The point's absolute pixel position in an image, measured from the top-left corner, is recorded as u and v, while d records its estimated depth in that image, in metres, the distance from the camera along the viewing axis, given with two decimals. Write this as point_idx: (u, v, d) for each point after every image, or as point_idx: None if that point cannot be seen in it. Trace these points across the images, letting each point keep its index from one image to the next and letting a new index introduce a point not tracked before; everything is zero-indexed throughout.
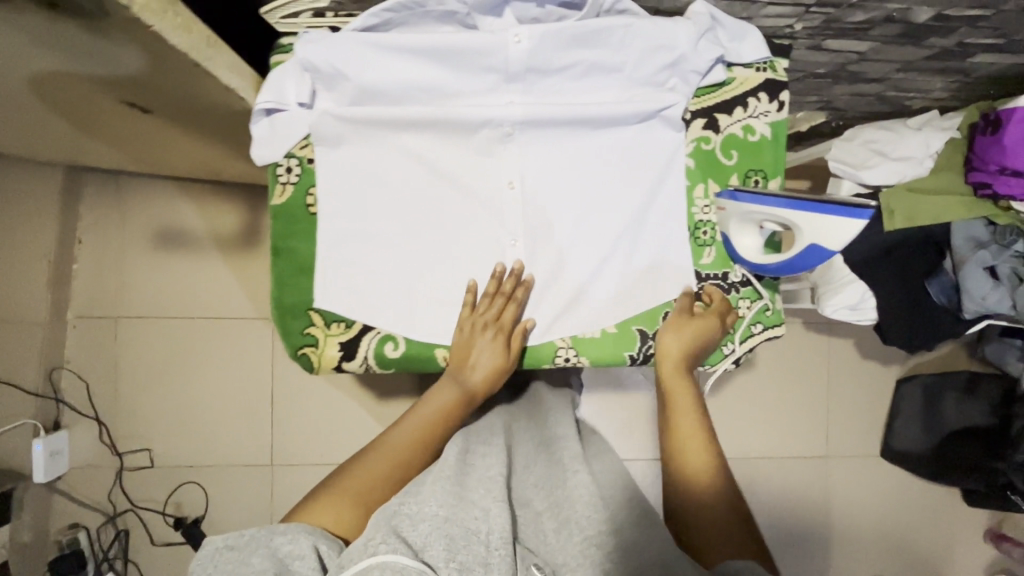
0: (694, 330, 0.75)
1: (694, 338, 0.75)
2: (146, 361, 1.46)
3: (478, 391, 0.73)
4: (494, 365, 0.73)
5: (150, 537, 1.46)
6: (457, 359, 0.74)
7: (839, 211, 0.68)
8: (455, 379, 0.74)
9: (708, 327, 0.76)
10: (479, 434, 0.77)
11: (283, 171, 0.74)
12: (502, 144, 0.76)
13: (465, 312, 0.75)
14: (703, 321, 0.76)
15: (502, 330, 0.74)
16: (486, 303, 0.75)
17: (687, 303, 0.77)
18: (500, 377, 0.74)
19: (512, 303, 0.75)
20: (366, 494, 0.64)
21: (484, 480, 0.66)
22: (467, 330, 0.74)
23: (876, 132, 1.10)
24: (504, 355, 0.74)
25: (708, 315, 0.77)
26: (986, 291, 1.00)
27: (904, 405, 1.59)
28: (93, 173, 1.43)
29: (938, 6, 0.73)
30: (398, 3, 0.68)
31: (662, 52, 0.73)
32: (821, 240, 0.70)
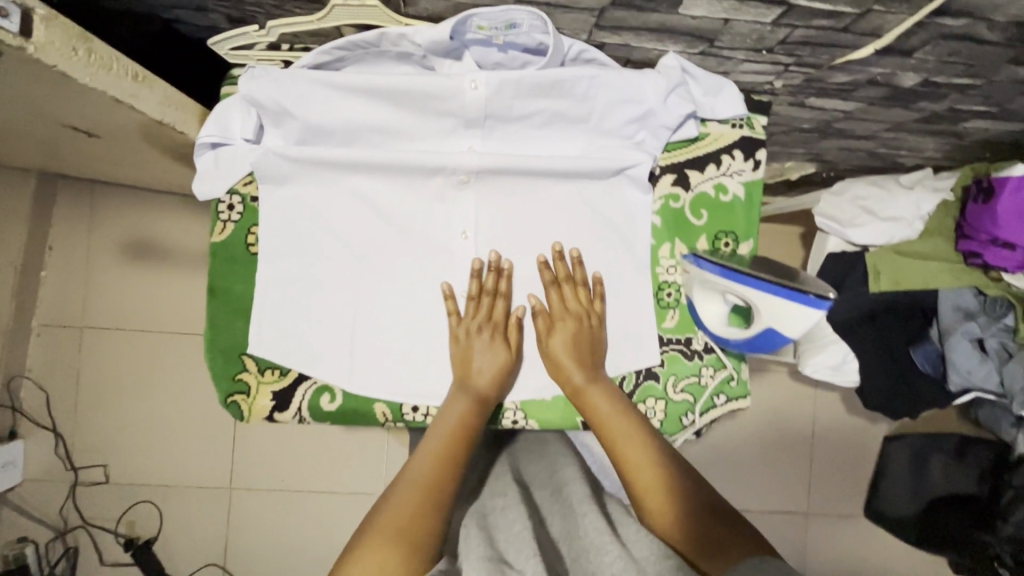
0: (564, 339, 0.70)
1: (576, 347, 0.70)
2: (109, 374, 1.43)
3: (490, 391, 0.69)
4: (499, 365, 0.69)
5: (100, 555, 1.42)
6: (459, 369, 0.69)
7: (806, 301, 0.63)
8: (461, 387, 0.68)
9: (575, 327, 0.70)
10: (490, 499, 0.69)
11: (224, 209, 0.71)
12: (457, 190, 0.72)
13: (452, 320, 0.71)
14: (565, 328, 0.70)
15: (497, 328, 0.71)
16: (472, 307, 0.71)
17: (546, 323, 0.71)
18: (507, 375, 0.70)
19: (500, 299, 0.71)
20: (410, 535, 0.57)
21: (513, 540, 0.59)
22: (462, 339, 0.70)
23: (867, 187, 1.05)
24: (506, 351, 0.70)
25: (563, 323, 0.70)
26: (972, 365, 0.95)
27: (892, 463, 1.54)
28: (69, 180, 1.40)
29: (924, 73, 0.69)
30: (349, 42, 0.64)
31: (630, 105, 0.69)
32: (778, 325, 0.66)
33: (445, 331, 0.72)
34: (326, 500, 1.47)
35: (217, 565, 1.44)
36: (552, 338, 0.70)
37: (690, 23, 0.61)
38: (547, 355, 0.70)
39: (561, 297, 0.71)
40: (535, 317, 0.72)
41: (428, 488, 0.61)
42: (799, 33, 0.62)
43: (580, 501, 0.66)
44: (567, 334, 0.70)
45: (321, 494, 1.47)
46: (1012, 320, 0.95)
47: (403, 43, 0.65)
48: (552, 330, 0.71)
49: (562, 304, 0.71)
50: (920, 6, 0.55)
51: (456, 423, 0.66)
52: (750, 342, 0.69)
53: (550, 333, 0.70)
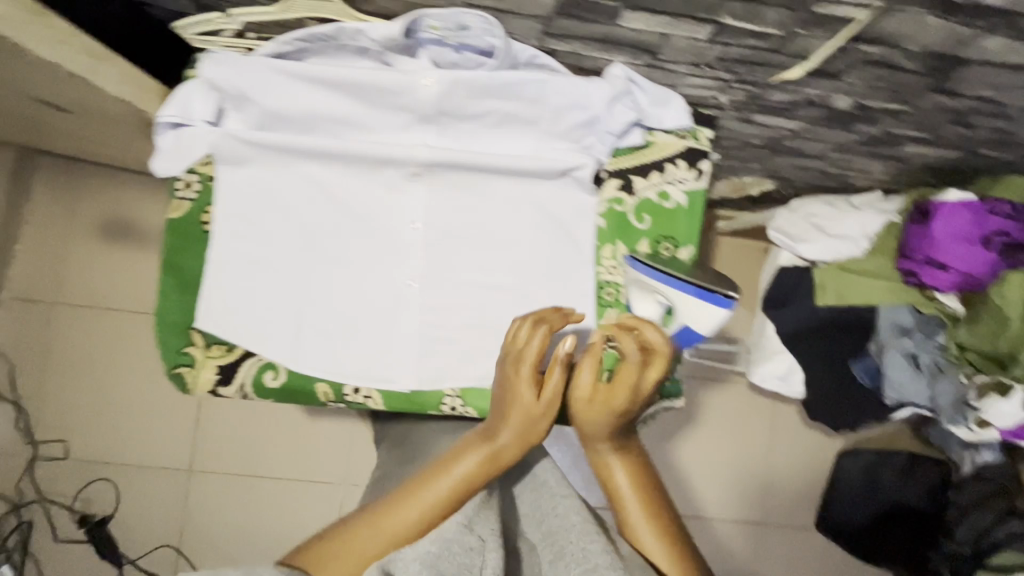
0: (608, 415, 0.59)
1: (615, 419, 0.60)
2: (75, 350, 1.43)
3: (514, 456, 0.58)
4: (525, 409, 0.58)
5: (53, 532, 1.42)
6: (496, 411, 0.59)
7: (714, 298, 0.68)
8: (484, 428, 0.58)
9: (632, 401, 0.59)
10: None
11: (182, 186, 0.74)
12: (409, 183, 0.75)
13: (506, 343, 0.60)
14: (623, 399, 0.58)
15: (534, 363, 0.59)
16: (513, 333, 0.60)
17: (593, 384, 0.59)
18: (534, 421, 0.58)
19: (541, 331, 0.60)
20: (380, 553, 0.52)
21: None
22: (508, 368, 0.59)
23: (819, 206, 1.11)
24: (533, 395, 0.58)
25: (619, 394, 0.59)
26: (905, 379, 0.98)
27: (844, 478, 1.56)
28: (49, 157, 1.42)
29: (855, 96, 0.73)
30: (309, 35, 0.67)
31: (577, 110, 0.73)
32: (693, 322, 0.70)
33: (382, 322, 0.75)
34: (284, 487, 1.48)
35: (171, 547, 1.44)
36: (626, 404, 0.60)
37: (632, 35, 0.65)
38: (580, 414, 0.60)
39: (629, 368, 0.58)
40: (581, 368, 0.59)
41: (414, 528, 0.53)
42: (733, 51, 0.65)
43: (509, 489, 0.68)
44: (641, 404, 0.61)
45: (281, 482, 1.48)
46: (943, 337, 0.97)
47: (360, 38, 0.68)
48: (606, 400, 0.59)
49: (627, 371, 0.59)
50: (838, 32, 0.58)
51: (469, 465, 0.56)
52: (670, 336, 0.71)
53: (595, 399, 0.59)
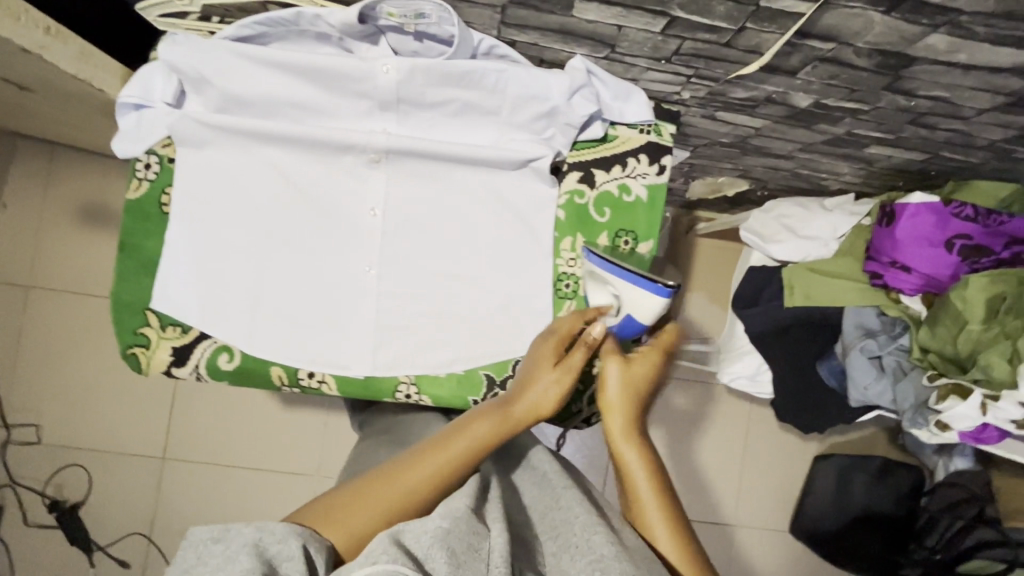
0: (632, 377, 0.63)
1: (638, 384, 0.63)
2: (51, 335, 1.43)
3: (526, 421, 0.59)
4: (546, 387, 0.61)
5: (24, 517, 1.41)
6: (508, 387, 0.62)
7: (660, 289, 0.66)
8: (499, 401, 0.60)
9: (654, 370, 0.64)
10: None
11: (141, 167, 0.74)
12: (369, 170, 0.76)
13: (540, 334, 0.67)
14: (645, 364, 0.64)
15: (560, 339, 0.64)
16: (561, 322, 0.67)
17: (614, 347, 0.65)
18: (556, 398, 0.61)
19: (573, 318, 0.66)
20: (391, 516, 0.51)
21: None
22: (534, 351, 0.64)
23: (792, 207, 1.10)
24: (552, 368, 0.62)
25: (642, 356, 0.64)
26: (869, 381, 0.98)
27: (818, 484, 1.56)
28: (29, 141, 1.42)
29: (814, 94, 0.73)
30: (268, 19, 0.68)
31: (537, 101, 0.73)
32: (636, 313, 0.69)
33: (339, 306, 0.76)
34: (257, 477, 1.48)
35: (142, 535, 1.44)
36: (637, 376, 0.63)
37: (588, 26, 0.65)
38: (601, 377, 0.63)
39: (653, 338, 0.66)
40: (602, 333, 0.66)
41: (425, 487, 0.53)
42: (689, 45, 0.65)
43: None
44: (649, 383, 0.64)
45: (254, 471, 1.48)
46: (908, 340, 0.97)
47: (319, 24, 0.68)
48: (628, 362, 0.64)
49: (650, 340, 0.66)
50: (787, 27, 0.58)
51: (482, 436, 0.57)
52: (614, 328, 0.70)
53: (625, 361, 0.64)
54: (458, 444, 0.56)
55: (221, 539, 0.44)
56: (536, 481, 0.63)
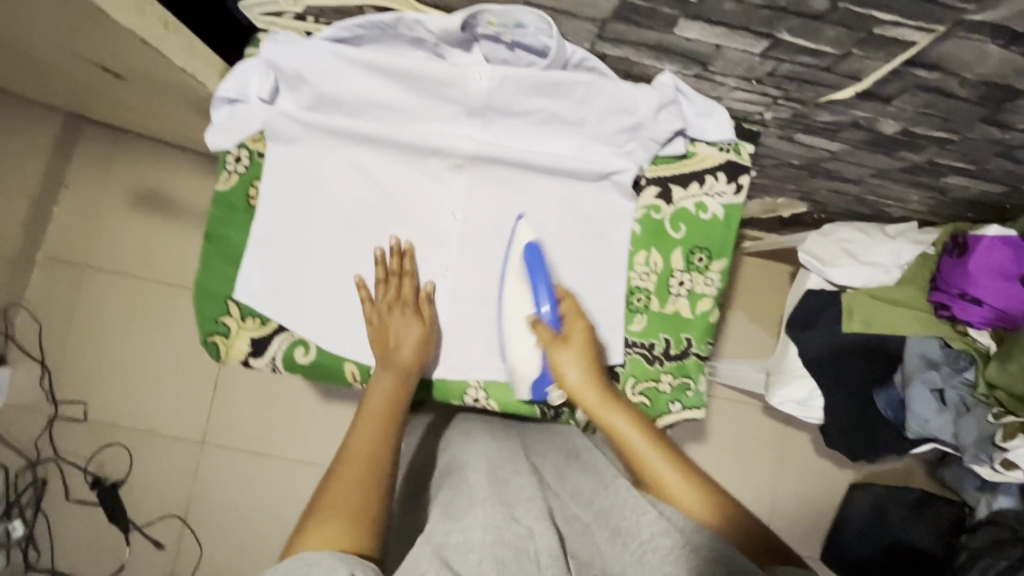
0: (573, 351, 0.71)
1: (584, 353, 0.72)
2: (104, 315, 1.44)
3: (414, 367, 0.72)
4: (417, 338, 0.73)
5: (66, 492, 1.43)
6: (382, 350, 0.72)
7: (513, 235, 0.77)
8: (386, 365, 0.72)
9: (585, 329, 0.73)
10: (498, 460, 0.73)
11: (232, 160, 0.76)
12: (452, 174, 0.77)
13: (365, 307, 0.73)
14: (579, 329, 0.73)
15: (407, 305, 0.74)
16: (381, 290, 0.74)
17: (550, 333, 0.72)
18: (426, 345, 0.74)
19: (406, 279, 0.75)
20: (362, 491, 0.58)
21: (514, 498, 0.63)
22: (377, 320, 0.73)
23: (853, 233, 1.09)
24: (421, 324, 0.74)
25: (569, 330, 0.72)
26: (930, 414, 0.98)
27: (852, 512, 1.54)
28: (93, 125, 1.44)
29: (903, 122, 0.72)
30: (368, 21, 0.69)
31: (623, 115, 0.74)
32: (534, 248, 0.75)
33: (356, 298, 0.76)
34: (291, 467, 1.49)
35: (178, 517, 1.46)
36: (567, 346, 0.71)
37: (685, 44, 0.65)
38: (552, 365, 0.72)
39: (566, 306, 0.74)
40: (534, 326, 0.72)
41: (373, 460, 0.62)
42: (786, 67, 0.65)
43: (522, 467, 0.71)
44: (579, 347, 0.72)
45: (291, 462, 1.49)
46: (972, 374, 0.97)
47: (417, 28, 0.69)
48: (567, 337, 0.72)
49: (566, 312, 0.74)
50: (896, 54, 0.58)
51: (389, 393, 0.69)
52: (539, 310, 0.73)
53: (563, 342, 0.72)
54: (376, 408, 0.67)
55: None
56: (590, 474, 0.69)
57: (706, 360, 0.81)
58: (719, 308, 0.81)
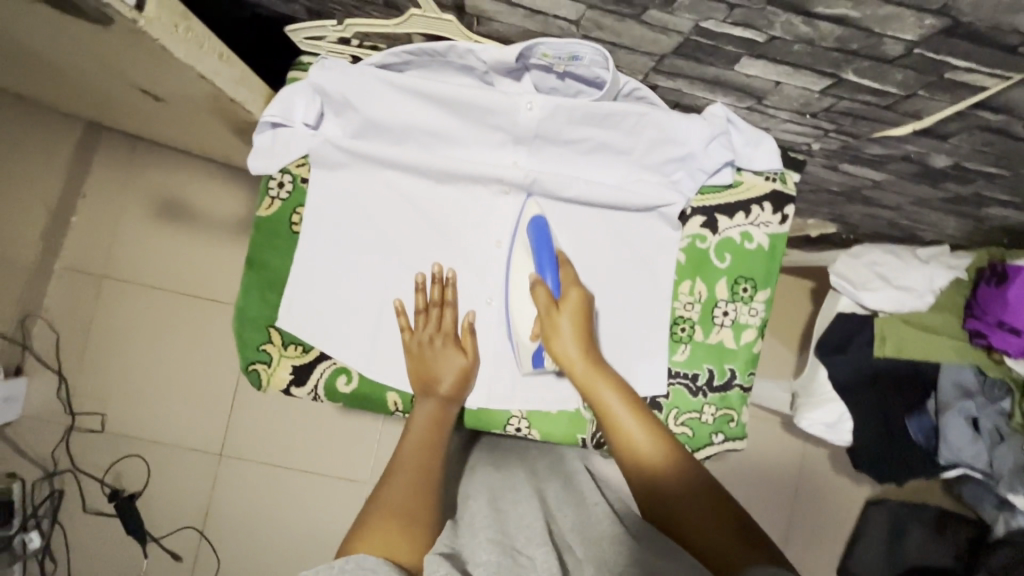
0: (571, 315, 0.71)
1: (581, 324, 0.71)
2: (124, 325, 1.34)
3: (455, 392, 0.72)
4: (458, 369, 0.73)
5: (83, 502, 1.32)
6: (420, 376, 0.72)
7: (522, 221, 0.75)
8: (426, 395, 0.72)
9: (582, 298, 0.72)
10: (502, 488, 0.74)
11: (274, 185, 0.75)
12: (499, 201, 0.77)
13: (404, 336, 0.73)
14: (575, 300, 0.72)
15: (449, 336, 0.74)
16: (422, 320, 0.74)
17: (548, 296, 0.71)
18: (468, 377, 0.74)
19: (447, 309, 0.75)
20: (409, 514, 0.61)
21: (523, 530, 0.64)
22: (417, 351, 0.73)
23: (884, 254, 1.06)
24: (463, 355, 0.74)
25: (567, 295, 0.72)
26: (964, 443, 1.00)
27: (870, 531, 1.48)
28: (113, 132, 1.36)
29: (956, 157, 0.72)
30: (418, 49, 0.68)
31: (673, 145, 0.73)
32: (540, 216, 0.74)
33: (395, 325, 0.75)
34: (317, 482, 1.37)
35: (195, 529, 1.33)
36: (561, 316, 0.71)
37: (743, 79, 0.65)
38: (548, 331, 0.71)
39: (566, 273, 0.73)
40: (535, 287, 0.71)
41: (415, 487, 0.64)
42: (844, 104, 0.65)
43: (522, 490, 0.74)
44: (574, 318, 0.71)
45: (307, 475, 1.37)
46: (1007, 404, 1.00)
47: (468, 57, 0.68)
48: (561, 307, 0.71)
49: (565, 279, 0.73)
50: (962, 98, 0.58)
51: (430, 422, 0.70)
52: (541, 271, 0.72)
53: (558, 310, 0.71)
54: (417, 436, 0.69)
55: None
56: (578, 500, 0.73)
57: (749, 392, 0.80)
58: (762, 338, 0.80)
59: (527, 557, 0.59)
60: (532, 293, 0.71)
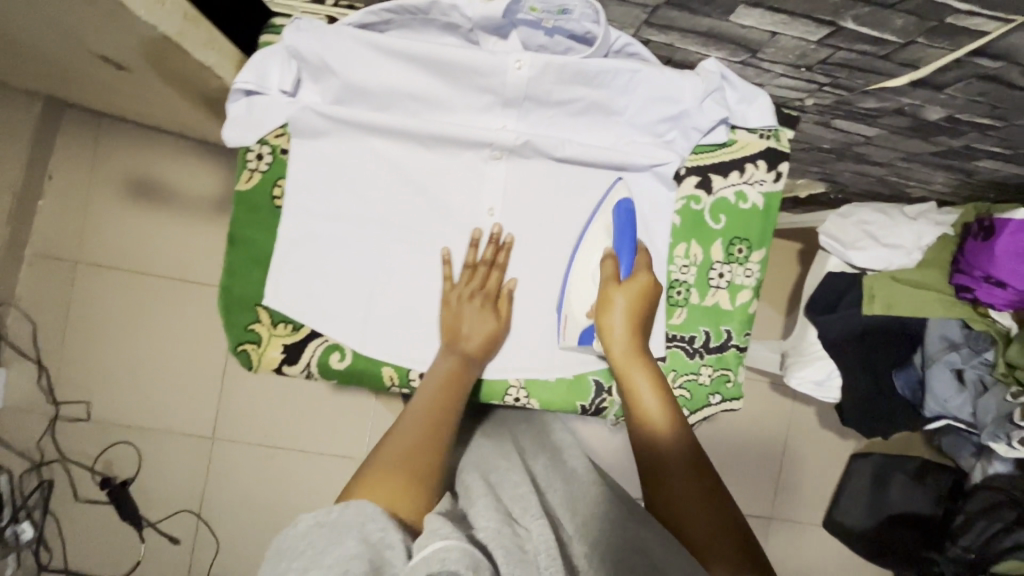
0: (632, 297, 0.70)
1: (637, 307, 0.70)
2: (102, 311, 1.30)
3: (479, 348, 0.71)
4: (487, 331, 0.72)
5: (74, 491, 1.29)
6: (448, 332, 0.71)
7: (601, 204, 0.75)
8: (450, 349, 0.70)
9: (648, 286, 0.71)
10: (493, 462, 0.73)
11: (253, 157, 0.72)
12: (490, 166, 0.74)
13: (445, 287, 0.73)
14: (640, 282, 0.71)
15: (488, 297, 0.73)
16: (467, 275, 0.73)
17: (614, 272, 0.71)
18: (495, 340, 0.73)
19: (494, 271, 0.74)
20: (415, 465, 0.57)
21: (518, 499, 0.62)
22: (454, 304, 0.72)
23: (872, 213, 1.06)
24: (495, 319, 0.73)
25: (637, 277, 0.71)
26: (950, 394, 1.02)
27: (853, 481, 1.50)
28: (76, 111, 1.28)
29: (950, 109, 0.71)
30: (399, 6, 0.65)
31: (667, 104, 0.71)
32: (621, 195, 0.74)
33: (438, 275, 0.74)
34: (309, 461, 1.36)
35: (192, 512, 1.32)
36: (619, 294, 0.70)
37: (738, 31, 0.63)
38: (602, 305, 0.70)
39: (641, 258, 0.72)
40: (604, 261, 0.72)
41: (427, 438, 0.60)
42: (841, 55, 0.63)
43: (510, 464, 0.72)
44: (631, 302, 0.70)
45: (301, 454, 1.36)
46: (992, 355, 1.01)
47: (453, 13, 0.65)
48: (624, 285, 0.70)
49: (639, 263, 0.72)
50: (961, 44, 0.57)
51: (446, 378, 0.68)
52: (615, 249, 0.72)
53: (621, 287, 0.70)
54: (433, 391, 0.66)
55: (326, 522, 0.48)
56: (569, 482, 0.73)
57: (746, 352, 0.80)
58: (757, 299, 0.80)
59: (524, 529, 0.56)
60: (600, 264, 0.72)
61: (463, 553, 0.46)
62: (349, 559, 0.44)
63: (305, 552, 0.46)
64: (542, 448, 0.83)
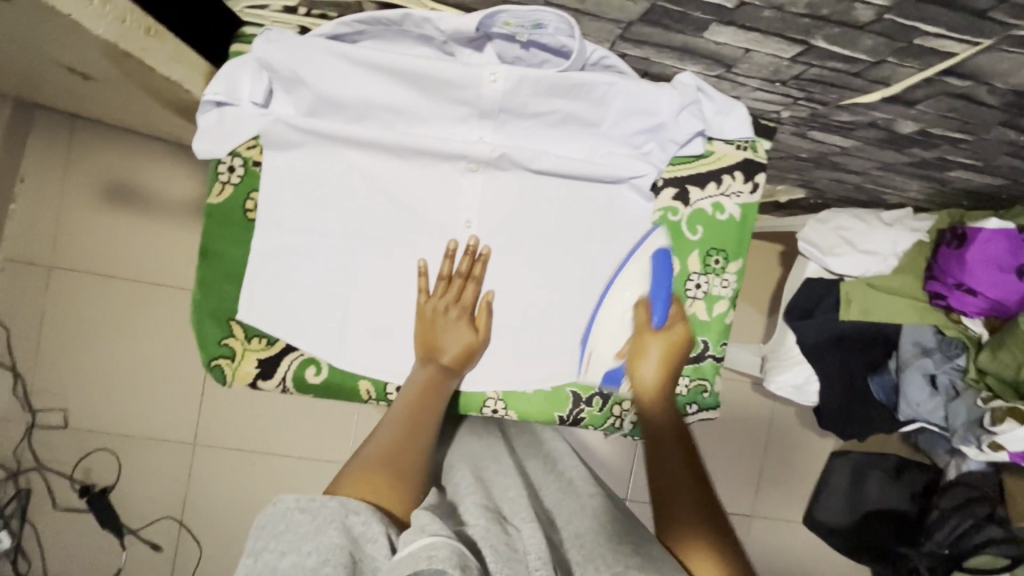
0: (664, 345, 0.76)
1: (668, 356, 0.75)
2: (78, 317, 1.27)
3: (458, 360, 0.71)
4: (463, 344, 0.72)
5: (52, 500, 1.27)
6: (425, 344, 0.71)
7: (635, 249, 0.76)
8: (426, 360, 0.70)
9: (682, 339, 0.77)
10: (485, 460, 0.74)
11: (224, 170, 0.70)
12: (466, 178, 0.74)
13: (420, 298, 0.73)
14: (676, 333, 0.76)
15: (464, 310, 0.73)
16: (442, 287, 0.73)
17: (648, 319, 0.75)
18: (471, 354, 0.73)
19: (470, 283, 0.73)
20: (396, 465, 0.58)
21: (509, 500, 0.63)
22: (428, 317, 0.72)
23: (850, 219, 1.08)
24: (472, 333, 0.73)
25: (670, 328, 0.76)
26: (923, 399, 1.04)
27: (833, 479, 1.52)
28: (47, 111, 1.23)
29: (922, 123, 0.72)
30: (371, 18, 0.63)
31: (644, 116, 0.71)
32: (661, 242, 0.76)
33: (414, 286, 0.74)
34: (291, 467, 1.35)
35: (174, 518, 1.31)
36: (653, 342, 0.75)
37: (712, 47, 0.63)
38: (636, 349, 0.75)
39: (674, 309, 0.77)
40: (637, 308, 0.75)
41: (405, 441, 0.61)
42: (813, 71, 0.63)
43: (499, 461, 0.74)
44: (663, 351, 0.75)
45: (284, 459, 1.35)
46: (964, 361, 1.02)
47: (426, 26, 0.64)
48: (660, 333, 0.76)
49: (672, 314, 0.77)
50: (930, 63, 0.58)
51: (423, 386, 0.68)
52: (651, 298, 0.76)
53: (659, 334, 0.76)
54: (410, 398, 0.66)
55: (310, 509, 0.48)
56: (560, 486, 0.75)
57: (722, 362, 0.80)
58: (734, 309, 0.81)
59: (515, 528, 0.57)
60: (633, 311, 0.76)
61: (449, 548, 0.45)
62: (331, 548, 0.44)
63: (289, 536, 0.46)
64: (535, 454, 0.85)
